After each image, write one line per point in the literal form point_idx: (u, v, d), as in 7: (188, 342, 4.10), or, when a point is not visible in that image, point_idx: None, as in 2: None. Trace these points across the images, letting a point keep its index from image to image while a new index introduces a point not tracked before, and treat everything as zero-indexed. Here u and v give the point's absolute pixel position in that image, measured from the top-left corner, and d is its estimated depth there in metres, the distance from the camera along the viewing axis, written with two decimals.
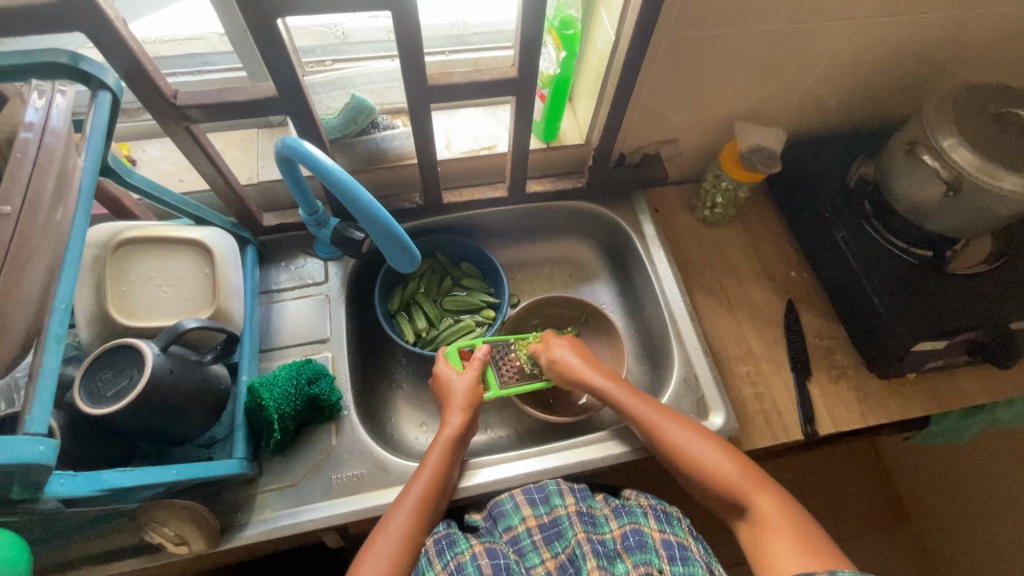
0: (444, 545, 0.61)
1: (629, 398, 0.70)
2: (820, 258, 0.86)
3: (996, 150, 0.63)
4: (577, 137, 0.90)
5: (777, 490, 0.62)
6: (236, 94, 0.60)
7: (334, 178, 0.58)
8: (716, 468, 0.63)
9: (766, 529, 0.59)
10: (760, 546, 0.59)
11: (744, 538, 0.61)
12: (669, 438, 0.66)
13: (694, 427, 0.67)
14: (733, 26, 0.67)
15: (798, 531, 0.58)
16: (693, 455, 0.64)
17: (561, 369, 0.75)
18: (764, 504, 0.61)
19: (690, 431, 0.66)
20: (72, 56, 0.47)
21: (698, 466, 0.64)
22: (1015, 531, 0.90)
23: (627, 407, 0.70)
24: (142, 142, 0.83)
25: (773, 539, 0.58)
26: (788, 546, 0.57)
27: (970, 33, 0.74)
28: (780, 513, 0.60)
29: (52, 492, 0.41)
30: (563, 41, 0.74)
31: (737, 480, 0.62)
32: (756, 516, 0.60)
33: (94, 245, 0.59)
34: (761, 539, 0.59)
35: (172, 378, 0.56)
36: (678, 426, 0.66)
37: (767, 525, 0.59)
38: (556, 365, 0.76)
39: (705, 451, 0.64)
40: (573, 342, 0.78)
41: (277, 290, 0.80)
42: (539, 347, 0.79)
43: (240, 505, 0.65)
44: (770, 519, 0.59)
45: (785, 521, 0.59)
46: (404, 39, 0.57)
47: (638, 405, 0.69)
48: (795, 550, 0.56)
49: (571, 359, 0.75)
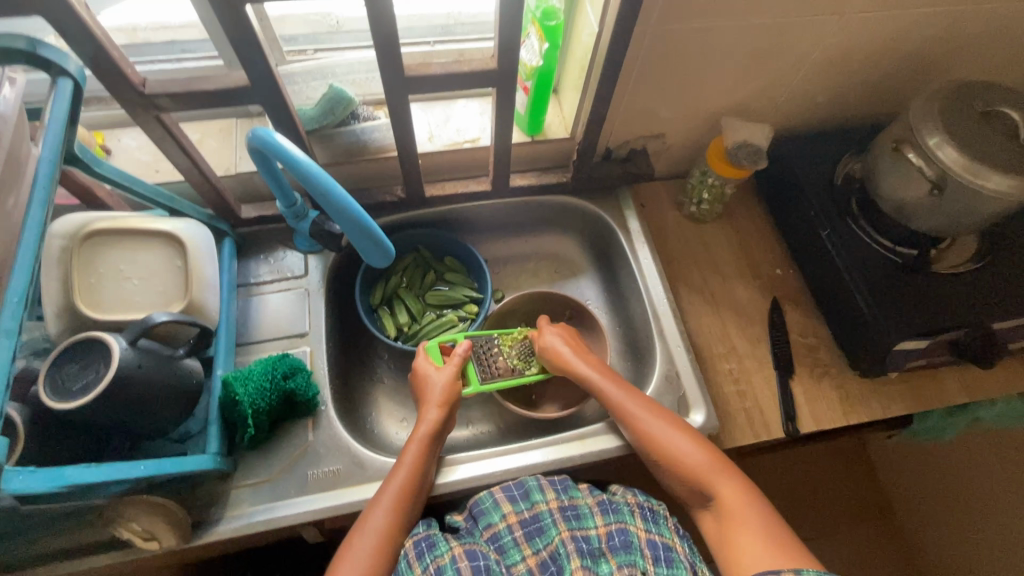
0: (423, 548, 0.60)
1: (612, 389, 0.70)
2: (806, 255, 0.85)
3: (981, 148, 0.62)
4: (563, 131, 0.89)
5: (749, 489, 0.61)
6: (207, 83, 0.59)
7: (302, 172, 0.56)
8: (690, 465, 0.62)
9: (735, 526, 0.58)
10: (728, 543, 0.58)
11: (712, 534, 0.60)
12: (646, 434, 0.65)
13: (672, 419, 0.66)
14: (717, 20, 0.65)
15: (765, 529, 0.57)
16: (668, 451, 0.64)
17: (551, 356, 0.75)
18: (732, 501, 0.60)
19: (664, 423, 0.66)
20: (30, 42, 0.46)
21: (671, 458, 0.63)
22: (997, 529, 0.91)
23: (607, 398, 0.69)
24: (117, 131, 0.81)
25: (742, 538, 0.57)
26: (756, 545, 0.56)
27: (959, 29, 0.73)
28: (750, 510, 0.59)
29: (6, 487, 0.40)
30: (546, 32, 0.72)
31: (711, 478, 0.61)
32: (724, 512, 0.60)
33: (61, 235, 0.58)
34: (729, 536, 0.58)
35: (141, 374, 0.54)
36: (655, 420, 0.66)
37: (735, 523, 0.58)
38: (547, 351, 0.75)
39: (682, 446, 0.63)
40: (565, 332, 0.78)
41: (256, 283, 0.79)
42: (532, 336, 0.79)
43: (214, 500, 0.64)
44: (739, 516, 0.58)
45: (754, 517, 0.58)
46: (378, 29, 0.56)
47: (619, 397, 0.68)
48: (761, 549, 0.55)
49: (561, 347, 0.75)
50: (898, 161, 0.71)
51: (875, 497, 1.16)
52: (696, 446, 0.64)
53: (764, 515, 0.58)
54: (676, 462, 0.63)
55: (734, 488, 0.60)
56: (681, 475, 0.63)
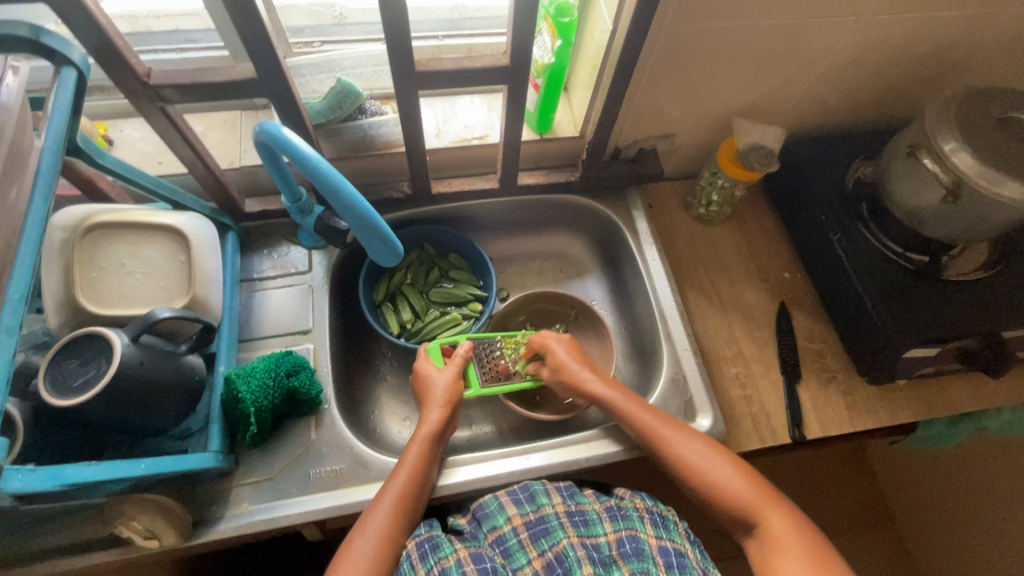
0: (427, 550, 0.58)
1: (626, 403, 0.69)
2: (815, 259, 0.84)
3: (999, 155, 0.61)
4: (572, 129, 0.88)
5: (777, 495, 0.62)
6: (213, 75, 0.57)
7: (310, 166, 0.55)
8: (711, 474, 0.63)
9: (775, 545, 0.58)
10: (770, 563, 0.57)
11: (750, 547, 0.60)
12: (666, 443, 0.65)
13: (687, 428, 0.67)
14: (734, 20, 0.64)
15: (808, 547, 0.57)
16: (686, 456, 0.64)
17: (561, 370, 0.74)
18: (762, 508, 0.60)
19: (678, 433, 0.66)
20: (33, 29, 0.44)
21: (688, 465, 0.64)
22: (1000, 537, 0.90)
23: (623, 413, 0.69)
24: (120, 122, 0.80)
25: (787, 561, 0.56)
26: (803, 564, 0.55)
27: (977, 34, 0.72)
28: (790, 528, 0.59)
29: (7, 487, 0.39)
30: (559, 29, 0.71)
31: (743, 490, 0.61)
32: (766, 534, 0.59)
33: (62, 228, 0.57)
34: (770, 554, 0.58)
35: (142, 370, 0.53)
36: (684, 438, 0.65)
37: (772, 534, 0.58)
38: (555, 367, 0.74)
39: (712, 463, 0.63)
40: (570, 345, 0.76)
41: (260, 278, 0.78)
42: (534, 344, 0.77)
43: (216, 498, 0.64)
44: (779, 536, 0.58)
45: (798, 538, 0.58)
46: (390, 24, 0.54)
47: (635, 411, 0.68)
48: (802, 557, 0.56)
49: (570, 363, 0.74)
50: (914, 166, 0.70)
51: (874, 500, 1.16)
52: (726, 463, 0.63)
53: (806, 533, 0.58)
54: (707, 479, 0.62)
55: (770, 506, 0.60)
56: (714, 494, 0.62)
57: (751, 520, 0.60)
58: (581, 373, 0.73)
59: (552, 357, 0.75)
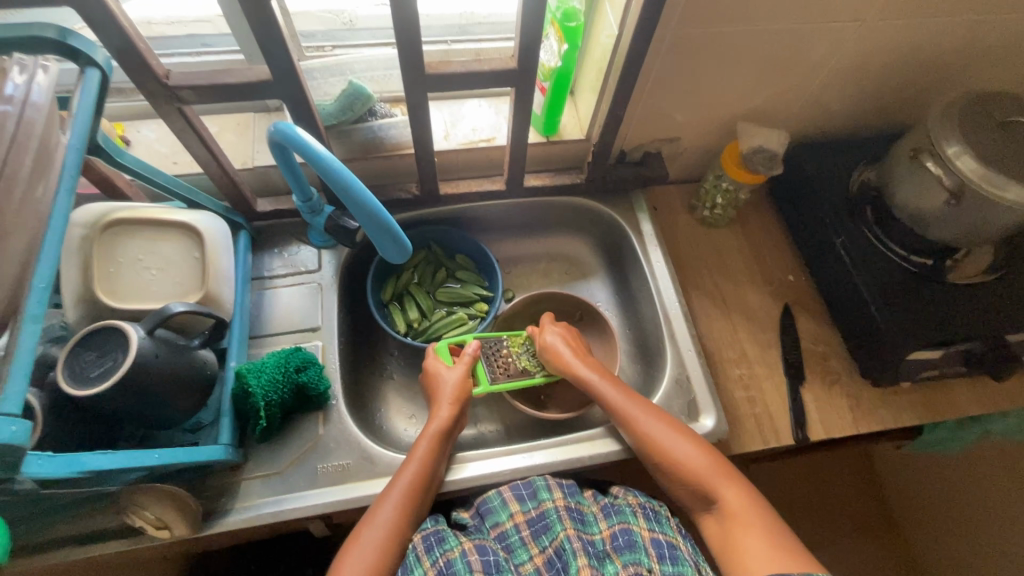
0: (433, 542, 0.59)
1: (611, 392, 0.70)
2: (819, 262, 0.85)
3: (1001, 158, 0.62)
4: (578, 132, 0.89)
5: (748, 488, 0.61)
6: (229, 77, 0.59)
7: (323, 165, 0.57)
8: (687, 462, 0.62)
9: (733, 522, 0.58)
10: (730, 543, 0.58)
11: (714, 536, 0.60)
12: (642, 430, 0.65)
13: (669, 421, 0.66)
14: (738, 24, 0.65)
15: (767, 531, 0.57)
16: (662, 445, 0.64)
17: (552, 356, 0.75)
18: (732, 501, 0.60)
19: (658, 423, 0.66)
20: (60, 31, 0.46)
21: (663, 453, 0.64)
22: (1005, 544, 0.90)
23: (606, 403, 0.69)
24: (137, 123, 0.82)
25: (742, 537, 0.57)
26: (756, 541, 0.56)
27: (980, 40, 0.73)
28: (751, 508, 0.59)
29: (29, 472, 0.41)
30: (565, 34, 0.73)
31: (706, 472, 0.61)
32: (725, 512, 0.60)
33: (82, 224, 0.59)
34: (729, 532, 0.58)
35: (157, 363, 0.55)
36: (656, 424, 0.66)
37: (738, 524, 0.58)
38: (548, 351, 0.75)
39: (683, 449, 0.63)
40: (567, 333, 0.78)
41: (270, 277, 0.80)
42: (533, 331, 0.79)
43: (225, 491, 0.65)
44: (741, 516, 0.58)
45: (758, 521, 0.58)
46: (401, 30, 0.56)
47: (616, 401, 0.69)
48: (764, 548, 0.55)
49: (562, 348, 0.75)
50: (917, 170, 0.71)
51: (879, 509, 1.15)
52: (695, 449, 0.63)
53: (766, 518, 0.58)
54: (671, 460, 0.63)
55: (733, 489, 0.60)
56: (682, 478, 0.63)
57: (719, 510, 0.60)
58: (574, 361, 0.73)
59: (540, 339, 0.77)
